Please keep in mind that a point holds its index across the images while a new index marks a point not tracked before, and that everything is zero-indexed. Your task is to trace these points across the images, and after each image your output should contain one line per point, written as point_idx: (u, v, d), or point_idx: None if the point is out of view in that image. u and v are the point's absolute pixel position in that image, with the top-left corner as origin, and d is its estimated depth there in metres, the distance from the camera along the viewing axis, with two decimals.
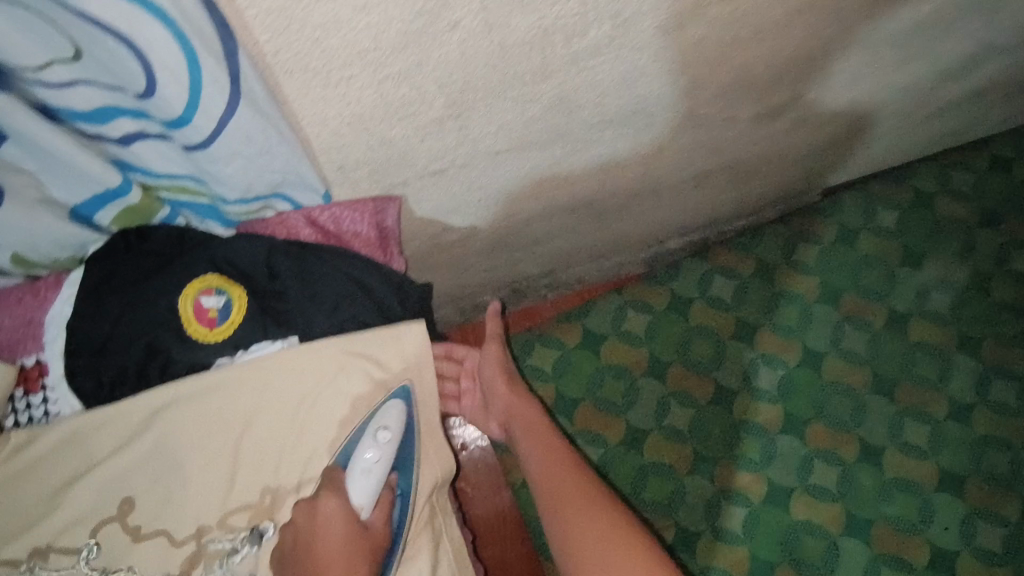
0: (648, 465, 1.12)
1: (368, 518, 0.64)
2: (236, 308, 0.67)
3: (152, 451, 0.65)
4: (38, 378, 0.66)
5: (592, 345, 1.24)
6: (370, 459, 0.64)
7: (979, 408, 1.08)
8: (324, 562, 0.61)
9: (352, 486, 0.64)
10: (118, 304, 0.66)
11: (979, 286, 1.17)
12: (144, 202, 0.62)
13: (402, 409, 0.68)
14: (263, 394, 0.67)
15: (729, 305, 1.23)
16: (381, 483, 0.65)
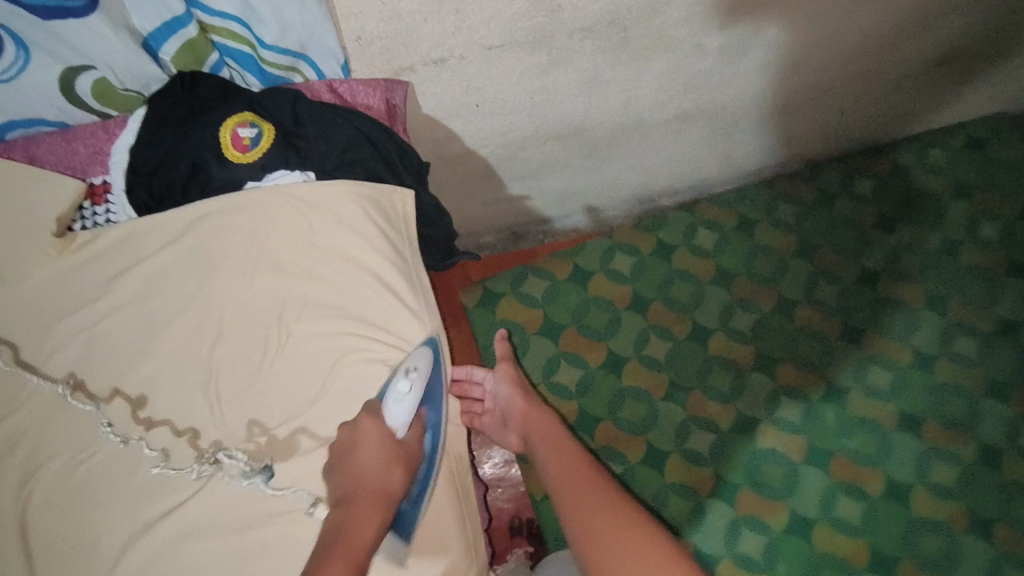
0: (624, 389, 1.24)
1: (402, 437, 0.75)
2: (264, 138, 0.81)
3: (189, 251, 0.80)
4: (104, 193, 0.83)
5: (580, 280, 1.35)
6: (403, 388, 0.75)
7: (939, 357, 1.23)
8: (361, 465, 0.72)
9: (388, 411, 0.75)
10: (172, 134, 0.80)
11: (948, 250, 1.33)
12: (196, 40, 0.78)
13: (427, 350, 0.80)
14: (279, 215, 0.81)
15: (709, 252, 1.36)
16: (415, 407, 0.76)
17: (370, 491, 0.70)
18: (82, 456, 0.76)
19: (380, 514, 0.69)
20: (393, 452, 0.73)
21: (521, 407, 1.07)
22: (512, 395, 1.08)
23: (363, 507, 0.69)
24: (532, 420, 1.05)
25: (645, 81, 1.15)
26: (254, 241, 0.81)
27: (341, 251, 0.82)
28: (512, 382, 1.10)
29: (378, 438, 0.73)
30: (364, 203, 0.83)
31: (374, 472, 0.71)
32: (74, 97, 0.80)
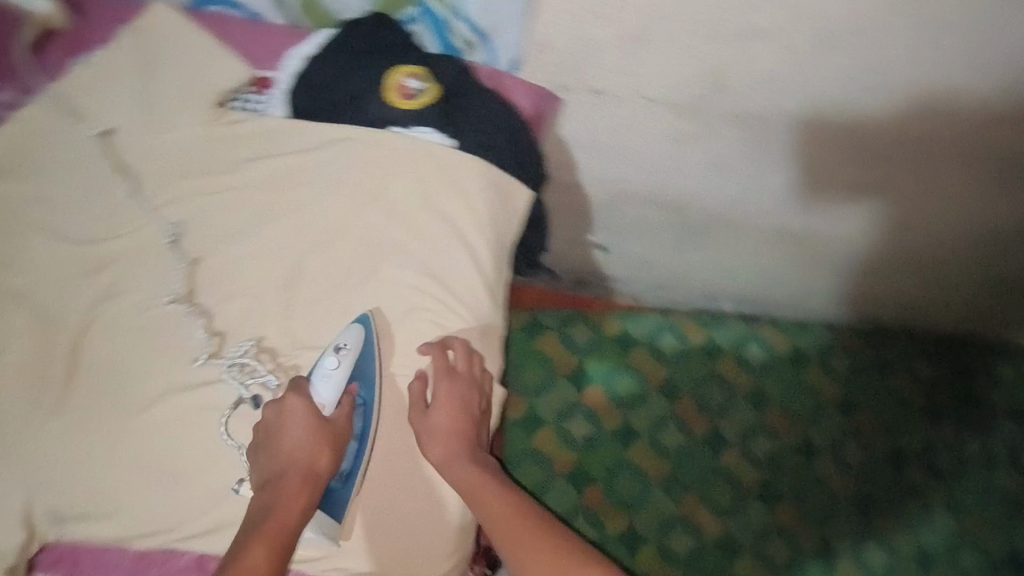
0: (627, 464, 1.21)
1: (330, 415, 0.73)
2: (429, 92, 0.86)
3: (319, 163, 0.84)
4: (269, 86, 0.88)
5: (624, 344, 1.31)
6: (330, 362, 0.74)
7: (937, 560, 1.20)
8: (270, 485, 0.68)
9: (316, 388, 0.73)
10: (349, 59, 0.86)
11: (983, 464, 1.28)
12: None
13: (360, 328, 0.77)
14: (410, 164, 0.85)
15: (754, 370, 1.32)
16: (342, 385, 0.75)
17: (296, 467, 0.69)
18: (147, 301, 0.78)
19: (304, 492, 0.68)
20: (320, 444, 0.71)
21: (447, 441, 0.76)
22: (444, 433, 0.76)
23: (289, 482, 0.68)
24: (444, 448, 0.76)
25: (734, 177, 1.12)
26: (380, 173, 0.84)
27: (448, 217, 0.84)
28: (455, 398, 0.78)
29: (302, 427, 0.71)
30: (484, 185, 0.86)
31: (296, 463, 0.69)
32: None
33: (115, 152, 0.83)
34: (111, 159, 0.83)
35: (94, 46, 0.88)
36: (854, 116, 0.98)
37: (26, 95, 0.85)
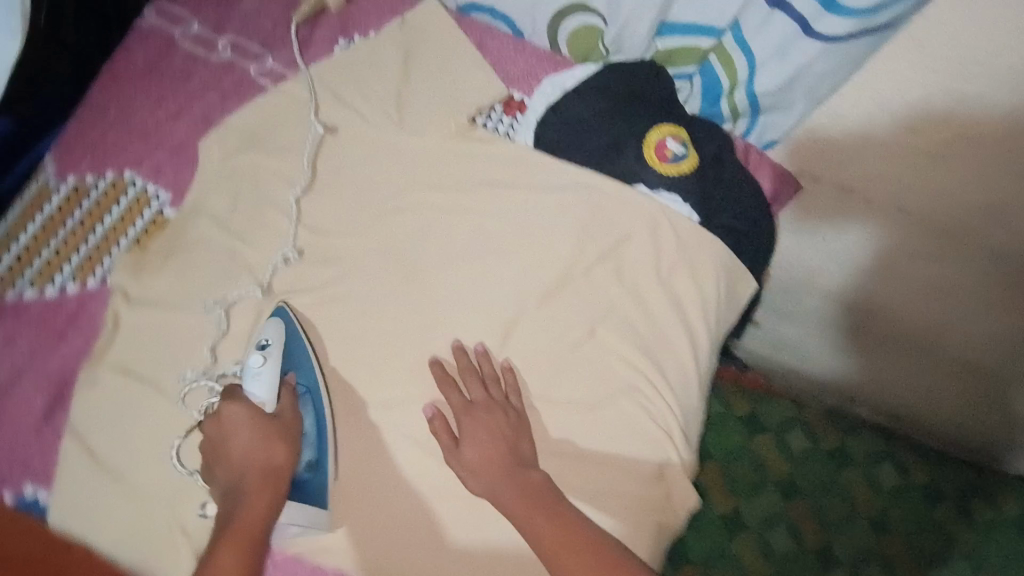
0: (726, 557, 1.08)
1: (272, 411, 0.68)
2: (687, 162, 0.79)
3: (556, 207, 0.80)
4: (516, 108, 0.85)
5: (750, 426, 1.15)
6: (257, 358, 0.68)
7: None
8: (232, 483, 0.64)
9: (250, 390, 0.68)
10: (609, 101, 0.81)
11: None
12: (691, 49, 0.77)
13: (278, 321, 0.72)
14: (646, 229, 0.80)
15: (881, 492, 1.10)
16: (276, 379, 0.69)
17: (255, 470, 0.64)
18: (361, 309, 0.77)
19: (271, 497, 0.63)
20: (274, 449, 0.65)
21: (489, 452, 0.69)
22: (485, 452, 0.69)
23: (251, 496, 0.62)
24: (485, 467, 0.69)
25: (924, 280, 0.84)
26: (618, 236, 0.80)
27: (674, 294, 0.79)
28: (479, 405, 0.72)
29: (260, 442, 0.65)
30: (721, 268, 0.80)
31: (257, 475, 0.64)
32: (554, 23, 0.84)
33: (359, 147, 0.82)
34: (354, 153, 0.81)
35: (358, 34, 0.86)
36: (966, 119, 0.68)
37: (291, 69, 0.83)
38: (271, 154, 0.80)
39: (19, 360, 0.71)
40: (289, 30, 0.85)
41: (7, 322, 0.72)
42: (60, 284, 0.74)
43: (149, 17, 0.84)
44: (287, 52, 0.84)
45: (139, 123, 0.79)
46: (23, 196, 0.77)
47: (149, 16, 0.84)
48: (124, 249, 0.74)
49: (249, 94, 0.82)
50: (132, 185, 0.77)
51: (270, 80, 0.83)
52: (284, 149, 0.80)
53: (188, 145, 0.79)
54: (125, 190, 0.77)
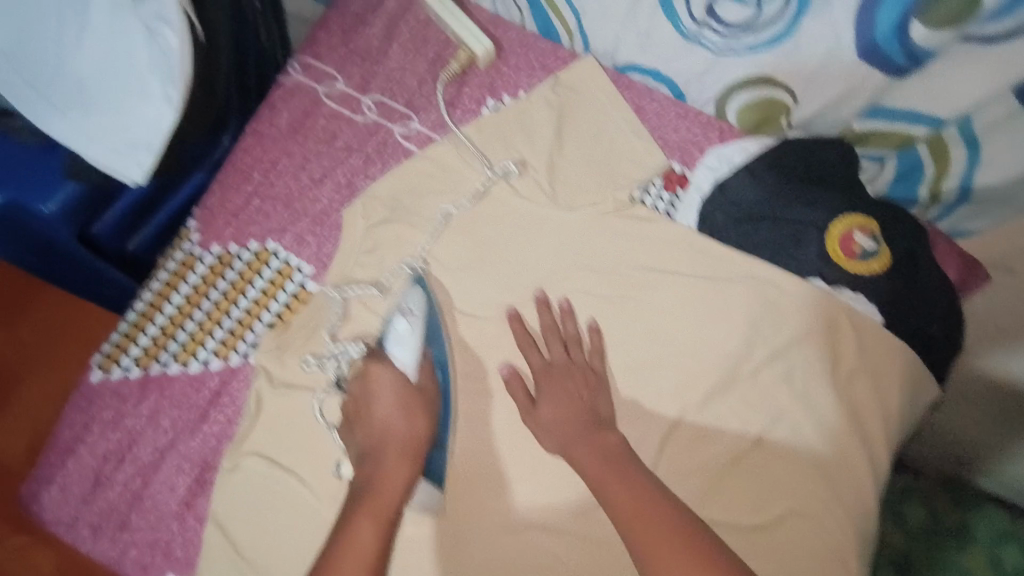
0: None
1: (417, 381, 0.65)
2: (877, 257, 0.70)
3: (720, 299, 0.73)
4: (677, 183, 0.78)
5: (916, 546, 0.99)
6: (402, 325, 0.67)
7: None
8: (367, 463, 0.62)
9: (392, 355, 0.67)
10: (785, 183, 0.74)
11: None
12: (895, 134, 0.67)
13: (420, 291, 0.71)
14: (821, 328, 0.71)
15: None
16: (420, 348, 0.67)
17: (393, 441, 0.62)
18: (506, 402, 0.71)
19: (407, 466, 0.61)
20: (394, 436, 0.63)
21: (570, 417, 0.66)
22: (562, 412, 0.66)
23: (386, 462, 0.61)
24: (565, 429, 0.66)
25: None
26: (792, 334, 0.72)
27: (851, 403, 0.71)
28: (558, 367, 0.70)
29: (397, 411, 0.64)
30: (906, 376, 0.72)
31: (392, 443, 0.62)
32: (726, 93, 0.75)
33: (508, 220, 0.76)
34: (502, 226, 0.76)
35: (507, 94, 0.80)
36: None
37: (439, 131, 0.78)
38: (416, 226, 0.75)
39: (161, 440, 0.69)
40: (436, 89, 0.79)
41: (148, 400, 0.70)
42: (200, 361, 0.70)
43: (295, 74, 0.81)
44: (434, 112, 0.79)
45: (283, 189, 0.76)
46: (164, 262, 0.75)
47: (293, 72, 0.81)
48: (266, 326, 0.71)
49: (393, 158, 0.77)
50: (275, 256, 0.74)
51: (416, 144, 0.78)
52: (430, 219, 0.75)
53: (330, 213, 0.75)
54: (268, 261, 0.73)
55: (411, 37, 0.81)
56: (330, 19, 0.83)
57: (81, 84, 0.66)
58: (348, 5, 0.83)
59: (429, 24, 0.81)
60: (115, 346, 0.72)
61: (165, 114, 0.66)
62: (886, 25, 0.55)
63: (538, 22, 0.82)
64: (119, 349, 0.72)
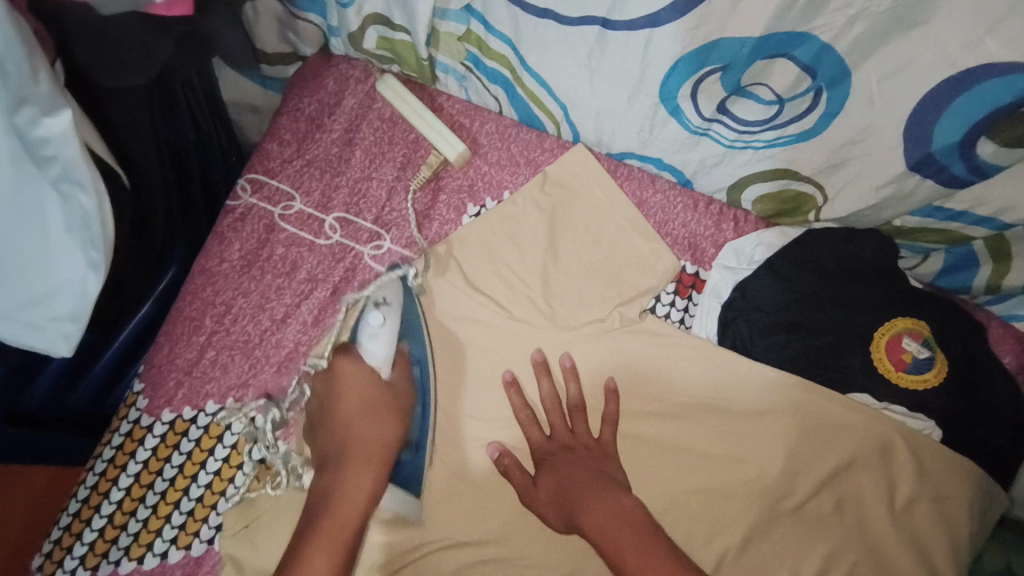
0: None
1: (389, 377, 0.60)
2: (933, 367, 0.61)
3: (754, 428, 0.63)
4: (689, 286, 0.69)
5: None
6: (376, 316, 0.60)
7: None
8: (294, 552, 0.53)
9: (364, 349, 0.60)
10: (817, 282, 0.65)
11: None
12: (946, 232, 0.58)
13: (399, 285, 0.64)
14: (877, 454, 0.61)
15: None
16: (395, 340, 0.61)
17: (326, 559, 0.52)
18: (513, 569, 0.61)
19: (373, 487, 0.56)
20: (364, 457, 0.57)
21: (574, 483, 0.58)
22: (560, 485, 0.58)
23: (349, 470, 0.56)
24: (569, 491, 0.57)
25: None
26: (840, 464, 0.62)
27: (918, 539, 0.60)
28: (559, 443, 0.62)
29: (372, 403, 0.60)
30: (976, 504, 0.61)
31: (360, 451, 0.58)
32: (739, 184, 0.66)
33: (500, 346, 0.67)
34: (495, 355, 0.67)
35: (490, 198, 0.71)
36: None
37: (415, 249, 0.69)
38: None
39: None
40: (407, 199, 0.70)
41: None
42: (157, 555, 0.60)
43: (244, 195, 0.69)
44: (409, 228, 0.69)
45: (240, 335, 0.65)
46: (111, 432, 0.64)
47: (242, 193, 0.69)
48: (233, 504, 0.61)
49: (366, 286, 0.67)
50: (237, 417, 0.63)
51: (390, 266, 0.68)
52: None
53: (298, 358, 0.65)
54: (229, 423, 0.62)
55: (376, 139, 0.71)
56: (278, 123, 0.71)
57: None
58: (298, 107, 0.72)
59: (396, 123, 0.71)
60: (56, 542, 0.62)
61: (92, 280, 0.54)
62: (946, 139, 0.45)
63: (518, 108, 0.69)
64: (61, 549, 0.61)
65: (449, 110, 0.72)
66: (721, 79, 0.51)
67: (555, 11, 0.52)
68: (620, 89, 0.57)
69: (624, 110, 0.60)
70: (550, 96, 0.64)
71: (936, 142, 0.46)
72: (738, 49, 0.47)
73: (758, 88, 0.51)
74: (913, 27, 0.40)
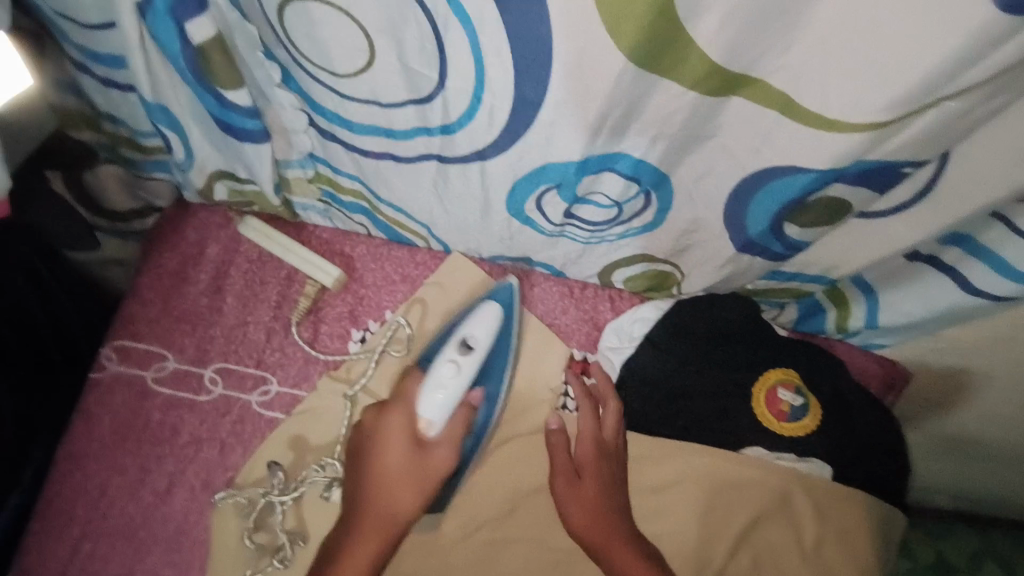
0: None
1: (435, 438, 0.59)
2: (810, 413, 0.65)
3: (660, 507, 0.65)
4: (579, 372, 0.71)
5: None
6: (438, 400, 0.59)
7: None
8: (378, 495, 0.58)
9: (426, 398, 0.59)
10: (694, 350, 0.68)
11: None
12: (789, 289, 0.63)
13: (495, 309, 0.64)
14: (777, 508, 0.64)
15: None
16: (455, 402, 0.59)
17: None
18: None
19: (414, 494, 0.58)
20: (397, 468, 0.58)
21: (593, 507, 0.62)
22: (585, 496, 0.62)
23: (391, 485, 0.58)
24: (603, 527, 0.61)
25: None
26: (747, 521, 0.64)
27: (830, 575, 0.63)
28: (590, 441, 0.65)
29: (412, 481, 0.58)
30: (875, 530, 0.65)
31: (398, 467, 0.58)
32: (608, 269, 0.70)
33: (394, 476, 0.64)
34: None
35: (372, 320, 0.70)
36: None
37: (303, 387, 0.67)
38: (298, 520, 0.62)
39: None
40: (289, 338, 0.68)
41: None
42: None
43: (110, 366, 0.65)
44: (293, 368, 0.67)
45: (122, 519, 0.61)
46: None
47: (108, 362, 0.66)
48: None
49: (256, 436, 0.65)
50: None
51: (281, 410, 0.66)
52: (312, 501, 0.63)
53: (189, 529, 0.61)
54: None
55: (245, 282, 0.69)
56: (140, 283, 0.69)
57: None
58: (160, 263, 0.70)
59: (265, 262, 0.70)
60: None
61: None
62: (760, 227, 0.50)
63: (386, 231, 0.70)
64: None
65: (319, 241, 0.72)
66: (559, 194, 0.54)
67: (391, 153, 0.53)
68: (473, 209, 0.60)
69: (484, 224, 0.63)
70: (411, 220, 0.65)
71: (751, 230, 0.51)
72: (564, 170, 0.50)
73: (594, 196, 0.54)
74: (706, 138, 0.44)
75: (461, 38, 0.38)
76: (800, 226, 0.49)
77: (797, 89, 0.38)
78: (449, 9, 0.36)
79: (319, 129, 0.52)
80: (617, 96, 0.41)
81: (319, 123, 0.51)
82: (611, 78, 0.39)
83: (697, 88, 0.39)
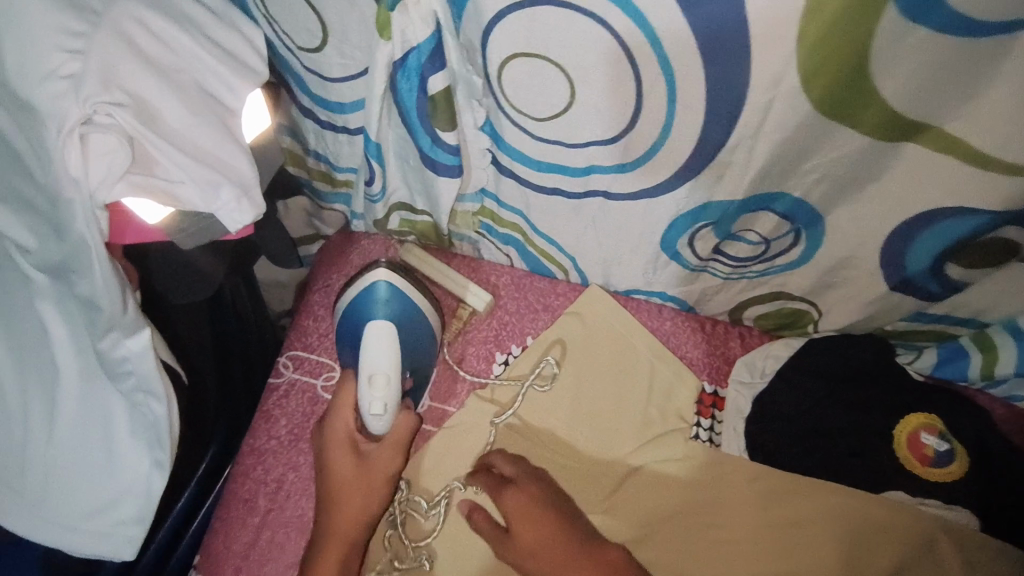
0: None
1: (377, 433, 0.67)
2: (955, 459, 0.65)
3: (796, 544, 0.66)
4: (710, 405, 0.73)
5: None
6: (379, 406, 0.65)
7: None
8: (340, 496, 0.64)
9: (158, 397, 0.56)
10: (830, 388, 0.69)
11: None
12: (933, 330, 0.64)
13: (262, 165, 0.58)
14: (924, 559, 0.63)
15: None
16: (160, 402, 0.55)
17: None
18: None
19: (376, 496, 0.65)
20: (353, 463, 0.65)
21: (543, 535, 0.64)
22: (518, 508, 0.66)
23: (334, 465, 0.65)
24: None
25: None
26: (889, 566, 0.64)
27: None
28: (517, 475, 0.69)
29: (356, 489, 0.64)
30: None
31: (340, 445, 0.66)
32: (742, 306, 0.72)
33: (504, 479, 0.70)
34: None
35: (514, 344, 0.76)
36: None
37: (451, 402, 0.75)
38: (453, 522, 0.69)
39: None
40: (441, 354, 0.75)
41: None
42: None
43: (286, 373, 0.73)
44: (443, 384, 0.75)
45: (295, 511, 0.68)
46: None
47: (284, 370, 0.74)
48: None
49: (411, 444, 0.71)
50: None
51: (432, 423, 0.74)
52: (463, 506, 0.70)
53: None
54: None
55: None
56: (311, 301, 0.77)
57: (62, 473, 0.58)
58: (329, 283, 0.78)
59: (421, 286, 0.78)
60: None
61: (154, 478, 0.58)
62: (918, 265, 0.53)
63: (530, 263, 0.76)
64: None
65: (468, 269, 0.79)
66: (714, 230, 0.59)
67: (561, 189, 0.60)
68: (624, 242, 0.65)
69: (631, 257, 0.67)
70: (559, 251, 0.71)
71: (909, 267, 0.54)
72: (725, 208, 0.55)
73: (747, 233, 0.58)
74: (871, 183, 0.48)
75: (660, 88, 0.44)
76: (960, 264, 0.52)
77: (975, 134, 0.41)
78: (657, 66, 0.42)
79: (500, 167, 0.59)
80: (794, 141, 0.45)
81: (502, 161, 0.58)
82: (793, 125, 0.44)
83: (874, 135, 0.43)
